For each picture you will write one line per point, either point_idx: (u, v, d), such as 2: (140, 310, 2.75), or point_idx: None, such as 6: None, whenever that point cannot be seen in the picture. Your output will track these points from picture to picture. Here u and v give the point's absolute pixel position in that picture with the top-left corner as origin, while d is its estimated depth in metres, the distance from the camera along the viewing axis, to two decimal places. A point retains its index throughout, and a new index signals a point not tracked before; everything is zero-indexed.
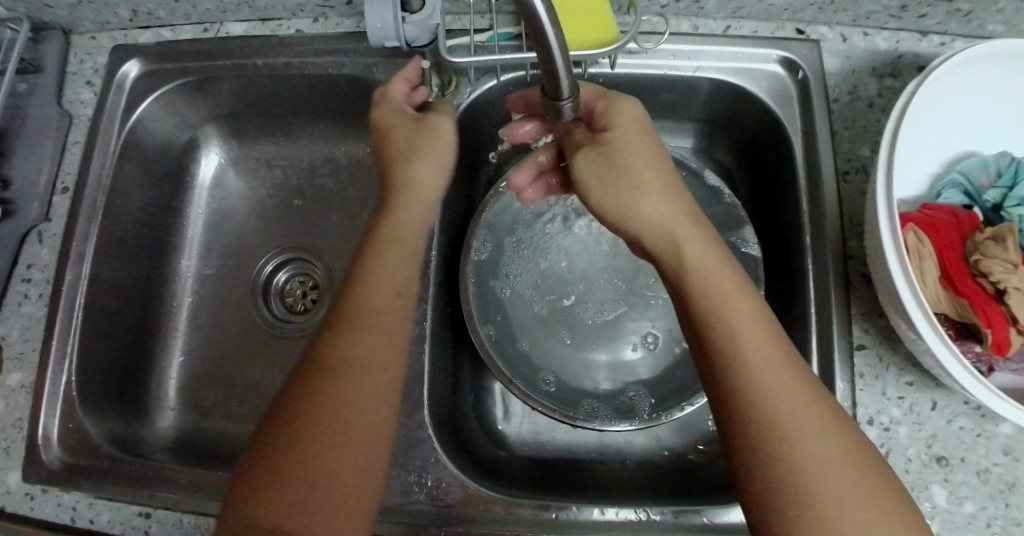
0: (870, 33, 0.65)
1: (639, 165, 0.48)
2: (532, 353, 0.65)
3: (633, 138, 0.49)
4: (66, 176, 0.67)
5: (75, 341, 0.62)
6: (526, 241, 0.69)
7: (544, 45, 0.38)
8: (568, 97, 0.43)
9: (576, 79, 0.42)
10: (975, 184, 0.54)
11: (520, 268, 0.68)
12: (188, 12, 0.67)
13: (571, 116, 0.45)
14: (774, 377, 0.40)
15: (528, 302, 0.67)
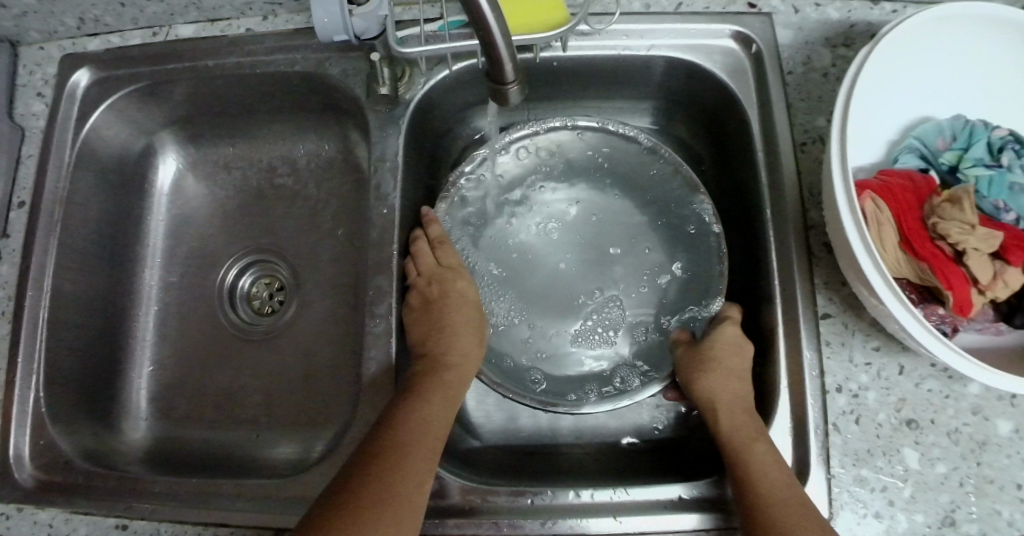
0: (822, 4, 0.65)
1: (722, 357, 0.59)
2: (520, 340, 0.67)
3: (727, 330, 0.61)
4: (22, 190, 0.66)
5: (41, 358, 0.61)
6: (495, 234, 0.70)
7: (484, 24, 0.39)
8: (512, 81, 0.44)
9: (520, 62, 0.43)
10: (931, 148, 0.54)
11: (503, 257, 0.70)
12: (135, 16, 0.66)
13: (518, 102, 0.46)
14: (742, 432, 0.54)
15: (500, 293, 0.69)
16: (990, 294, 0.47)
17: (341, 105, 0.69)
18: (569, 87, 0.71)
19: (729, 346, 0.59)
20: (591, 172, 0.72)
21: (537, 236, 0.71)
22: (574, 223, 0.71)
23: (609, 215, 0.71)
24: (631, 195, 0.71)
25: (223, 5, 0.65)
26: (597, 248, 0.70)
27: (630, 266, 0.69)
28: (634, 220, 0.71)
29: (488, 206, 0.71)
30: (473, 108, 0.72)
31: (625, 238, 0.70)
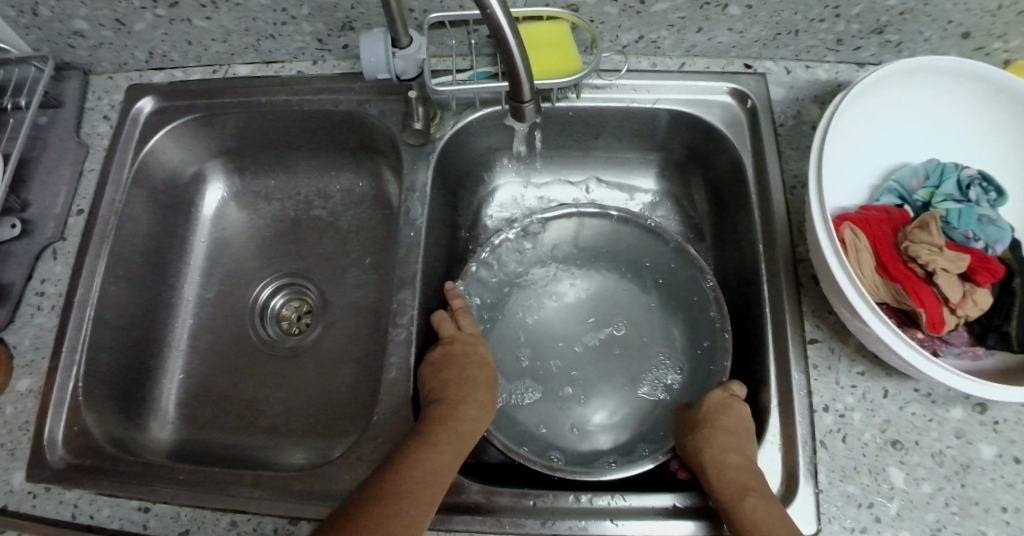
0: (811, 66, 0.73)
1: (722, 425, 0.57)
2: (530, 411, 0.68)
3: (725, 403, 0.59)
4: (81, 200, 0.72)
5: (83, 350, 0.66)
6: (510, 309, 0.74)
7: (507, 50, 0.47)
8: (528, 100, 0.51)
9: (536, 85, 0.51)
10: (907, 188, 0.60)
11: (512, 334, 0.73)
12: (199, 54, 0.75)
13: (532, 121, 0.54)
14: (748, 502, 0.51)
15: (513, 366, 0.71)
16: (960, 313, 0.52)
17: (375, 141, 0.76)
18: (581, 136, 0.78)
19: (721, 410, 0.58)
20: (603, 255, 0.76)
21: (551, 313, 0.74)
22: (586, 304, 0.75)
23: (621, 296, 0.74)
24: (639, 278, 0.74)
25: (278, 48, 0.74)
26: (609, 326, 0.73)
27: (639, 343, 0.71)
28: (644, 300, 0.74)
29: (505, 285, 0.75)
30: (497, 152, 0.79)
31: (635, 318, 0.73)
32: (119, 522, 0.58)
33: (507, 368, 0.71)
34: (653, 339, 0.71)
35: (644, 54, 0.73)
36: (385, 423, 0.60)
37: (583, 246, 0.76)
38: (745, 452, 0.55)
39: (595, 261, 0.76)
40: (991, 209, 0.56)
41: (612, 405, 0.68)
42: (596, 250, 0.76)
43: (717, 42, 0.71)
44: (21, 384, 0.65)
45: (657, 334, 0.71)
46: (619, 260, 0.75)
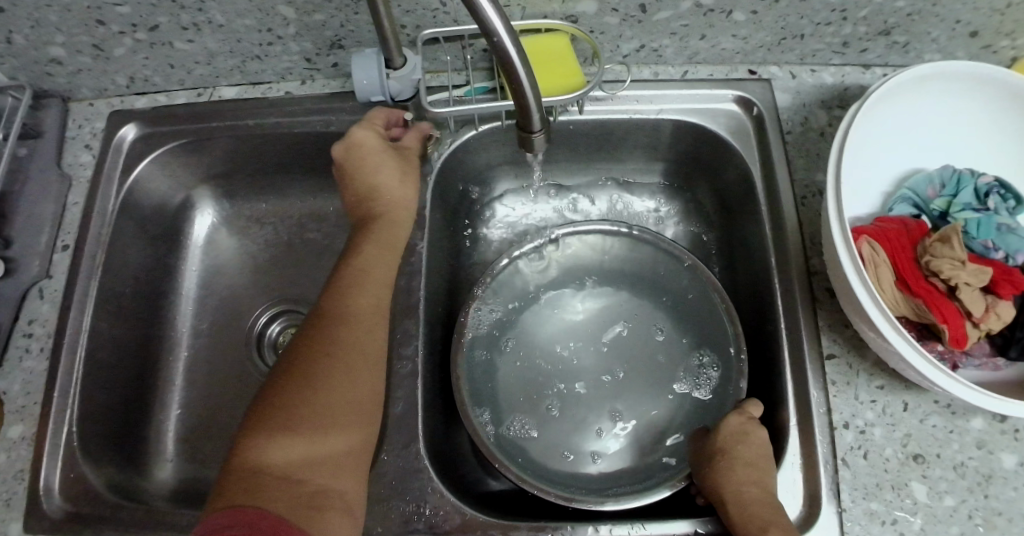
0: (816, 69, 0.71)
1: (739, 453, 0.56)
2: (542, 439, 0.66)
3: (742, 430, 0.57)
4: (66, 234, 0.69)
5: (76, 393, 0.63)
6: (515, 336, 0.72)
7: (517, 82, 0.45)
8: (539, 129, 0.50)
9: (546, 114, 0.49)
10: (923, 196, 0.58)
11: (520, 358, 0.71)
12: (183, 78, 0.72)
13: (543, 149, 0.52)
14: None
15: (522, 391, 0.69)
16: (984, 326, 0.50)
17: None
18: (583, 148, 0.76)
19: (736, 437, 0.57)
20: (604, 275, 0.75)
21: (557, 337, 0.72)
22: (591, 326, 0.73)
23: (626, 316, 0.73)
24: (644, 295, 0.73)
25: (266, 69, 0.71)
26: (617, 348, 0.71)
27: (650, 362, 0.70)
28: (650, 320, 0.72)
29: (509, 311, 0.73)
30: (497, 168, 0.77)
31: (643, 338, 0.71)
32: None
33: (514, 394, 0.69)
34: (664, 359, 0.70)
35: (646, 62, 0.71)
36: (394, 458, 0.58)
37: (583, 266, 0.75)
38: (765, 483, 0.54)
39: (597, 281, 0.75)
40: (1011, 217, 0.54)
41: (626, 430, 0.67)
42: (596, 269, 0.75)
43: (720, 49, 0.69)
44: (13, 431, 0.62)
45: (668, 353, 0.70)
46: (620, 279, 0.74)
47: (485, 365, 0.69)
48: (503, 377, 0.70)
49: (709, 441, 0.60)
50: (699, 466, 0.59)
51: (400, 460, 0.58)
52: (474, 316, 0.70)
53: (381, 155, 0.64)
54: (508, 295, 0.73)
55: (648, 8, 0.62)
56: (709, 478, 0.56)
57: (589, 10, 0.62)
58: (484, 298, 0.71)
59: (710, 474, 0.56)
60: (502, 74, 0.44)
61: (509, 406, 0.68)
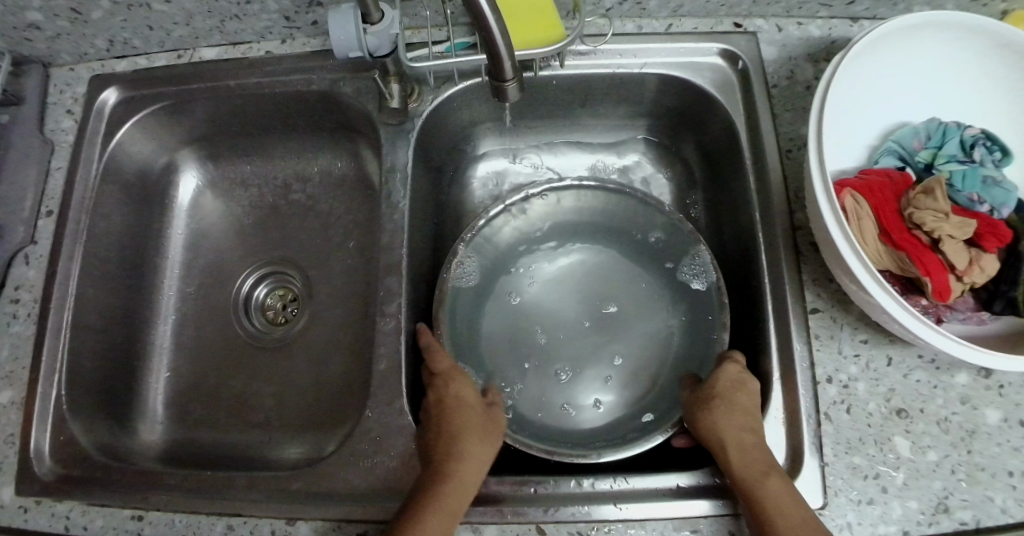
0: (803, 23, 0.69)
1: (732, 397, 0.57)
2: (528, 395, 0.67)
3: (734, 375, 0.59)
4: (50, 201, 0.69)
5: (64, 358, 0.64)
6: (496, 296, 0.72)
7: (484, 26, 0.44)
8: (511, 79, 0.49)
9: (518, 62, 0.49)
10: (908, 149, 0.57)
11: (501, 317, 0.71)
12: (162, 40, 0.71)
13: (515, 100, 0.52)
14: (764, 477, 0.52)
15: (507, 348, 0.70)
16: (967, 280, 0.50)
17: (353, 122, 0.73)
18: (565, 106, 0.75)
19: (733, 387, 0.58)
20: (588, 231, 0.74)
21: (540, 294, 0.72)
22: (574, 282, 0.73)
23: (609, 272, 0.73)
24: (625, 248, 0.73)
25: (244, 29, 0.70)
26: (600, 304, 0.71)
27: (632, 314, 0.70)
28: (634, 276, 0.72)
29: (492, 268, 0.72)
30: (479, 126, 0.77)
31: (626, 294, 0.72)
32: (113, 531, 0.57)
33: (496, 351, 0.69)
34: (647, 316, 0.70)
35: (630, 17, 0.70)
36: (380, 415, 0.59)
37: (566, 222, 0.74)
38: (750, 427, 0.55)
39: (580, 237, 0.74)
40: (996, 170, 0.54)
41: (610, 384, 0.67)
42: (579, 224, 0.74)
43: (705, 1, 0.67)
44: (3, 396, 0.63)
45: (651, 311, 0.70)
46: (604, 235, 0.74)
47: (467, 325, 0.69)
48: (485, 337, 0.70)
49: (701, 388, 0.60)
50: (692, 411, 0.59)
51: (386, 417, 0.59)
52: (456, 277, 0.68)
53: (475, 407, 0.59)
54: (490, 252, 0.72)
55: None
56: (704, 424, 0.57)
57: None
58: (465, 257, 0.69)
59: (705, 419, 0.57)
60: (471, 21, 0.44)
61: (494, 362, 0.69)
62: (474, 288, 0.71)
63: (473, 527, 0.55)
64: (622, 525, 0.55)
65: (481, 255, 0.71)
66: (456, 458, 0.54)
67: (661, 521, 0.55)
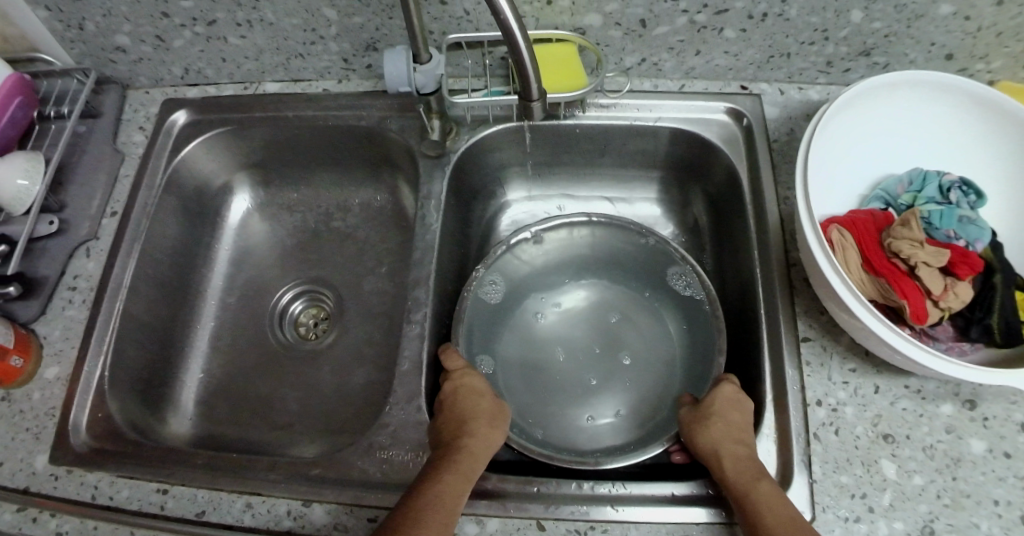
0: (803, 87, 0.77)
1: (725, 412, 0.60)
2: (537, 410, 0.71)
3: (728, 393, 0.62)
4: (115, 202, 0.77)
5: (111, 342, 0.69)
6: (511, 318, 0.77)
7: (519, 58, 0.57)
8: (536, 97, 0.62)
9: (542, 83, 0.61)
10: (893, 194, 0.64)
11: (514, 339, 0.76)
12: (232, 71, 0.81)
13: (538, 114, 0.65)
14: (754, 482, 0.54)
15: (518, 367, 0.74)
16: (943, 305, 0.55)
17: (392, 154, 0.81)
18: (587, 152, 0.81)
19: (731, 404, 0.61)
20: (598, 266, 0.80)
21: (553, 322, 0.77)
22: (584, 313, 0.78)
23: (619, 305, 0.78)
24: (634, 283, 0.79)
25: (306, 67, 0.79)
26: (609, 335, 0.76)
27: (640, 344, 0.75)
28: (645, 310, 0.77)
29: (510, 295, 0.78)
30: (508, 168, 0.83)
31: (636, 326, 0.76)
32: (137, 503, 0.60)
33: (508, 368, 0.73)
34: (657, 347, 0.74)
35: (647, 76, 0.78)
36: (396, 410, 0.63)
37: (579, 256, 0.80)
38: (742, 438, 0.58)
39: (590, 271, 0.80)
40: (971, 210, 0.60)
41: (617, 405, 0.70)
42: (591, 260, 0.80)
43: (714, 65, 0.76)
44: (50, 372, 0.68)
45: (659, 342, 0.74)
46: (614, 271, 0.79)
47: (481, 342, 0.74)
48: (498, 354, 0.74)
49: (699, 404, 0.63)
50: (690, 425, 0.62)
51: (401, 413, 0.63)
52: (474, 295, 0.74)
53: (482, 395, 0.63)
54: (508, 279, 0.78)
55: (648, 23, 0.70)
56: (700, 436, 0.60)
57: (595, 23, 0.70)
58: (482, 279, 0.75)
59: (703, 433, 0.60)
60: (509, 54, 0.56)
61: (506, 381, 0.73)
62: (490, 311, 0.76)
63: (477, 519, 0.58)
64: (618, 526, 0.57)
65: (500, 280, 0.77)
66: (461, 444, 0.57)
67: (656, 525, 0.56)
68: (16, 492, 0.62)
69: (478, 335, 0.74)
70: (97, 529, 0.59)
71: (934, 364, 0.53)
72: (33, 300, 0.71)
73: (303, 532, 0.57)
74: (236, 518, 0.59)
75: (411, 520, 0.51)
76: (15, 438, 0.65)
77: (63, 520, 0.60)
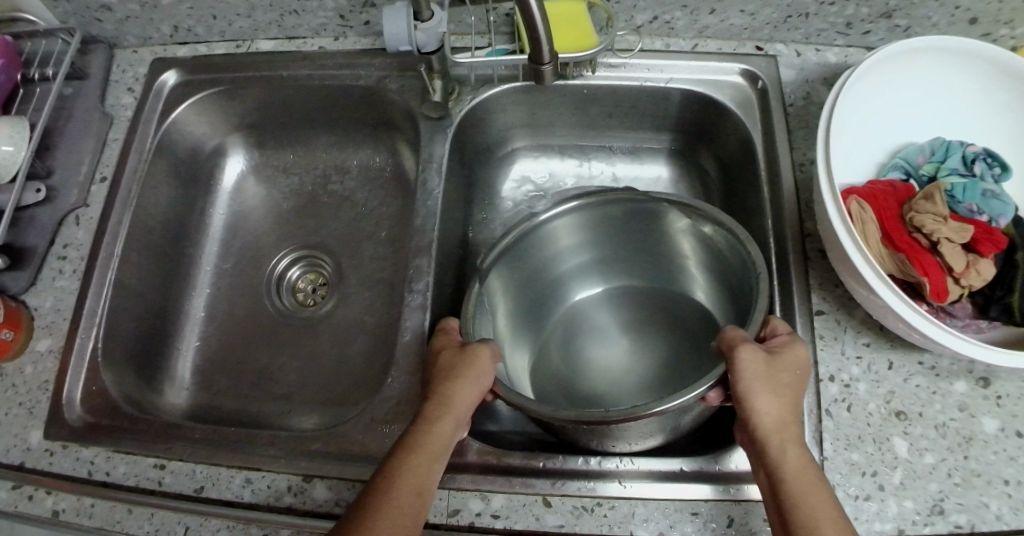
0: (821, 49, 0.73)
1: (781, 364, 0.53)
2: (554, 390, 0.71)
3: (792, 349, 0.55)
4: (104, 168, 0.74)
5: (105, 314, 0.67)
6: (530, 301, 0.76)
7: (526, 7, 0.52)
8: (547, 62, 0.57)
9: (554, 47, 0.57)
10: (913, 164, 0.62)
11: (532, 322, 0.76)
12: (223, 29, 0.77)
13: (549, 82, 0.60)
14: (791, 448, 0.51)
15: (535, 348, 0.74)
16: (964, 282, 0.54)
17: (393, 117, 0.78)
18: (594, 115, 0.79)
19: (798, 371, 0.54)
20: (613, 251, 0.78)
21: (570, 310, 0.77)
22: (606, 297, 0.77)
23: (641, 292, 0.77)
24: (661, 265, 0.76)
25: (301, 24, 0.75)
26: (631, 318, 0.75)
27: (664, 325, 0.73)
28: (676, 291, 0.75)
29: (524, 284, 0.75)
30: (512, 130, 0.81)
31: (665, 313, 0.74)
32: (135, 479, 0.60)
33: (525, 352, 0.74)
34: (694, 328, 0.72)
35: (658, 35, 0.74)
36: (398, 383, 0.62)
37: (594, 242, 0.77)
38: (788, 397, 0.53)
39: (604, 259, 0.78)
40: (995, 183, 0.58)
41: (639, 385, 0.69)
42: (609, 244, 0.77)
43: (729, 24, 0.72)
44: (42, 344, 0.66)
45: (697, 321, 0.72)
46: (637, 255, 0.77)
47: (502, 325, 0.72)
48: (516, 337, 0.74)
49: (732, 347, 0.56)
50: (757, 372, 0.53)
51: (404, 386, 0.62)
52: (496, 277, 0.71)
53: (460, 365, 0.56)
54: (528, 265, 0.75)
55: None
56: (767, 398, 0.52)
57: None
58: (504, 262, 0.72)
59: (771, 393, 0.52)
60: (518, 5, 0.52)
61: (535, 380, 0.72)
62: (506, 301, 0.73)
63: (482, 495, 0.57)
64: (625, 503, 0.56)
65: (512, 274, 0.73)
66: (438, 422, 0.53)
67: (664, 502, 0.56)
68: (12, 467, 0.61)
69: (492, 329, 0.70)
70: (94, 507, 0.58)
71: (953, 343, 0.51)
72: (22, 270, 0.69)
73: (305, 508, 0.57)
74: (236, 494, 0.58)
75: (382, 494, 0.49)
76: (10, 413, 0.64)
77: (60, 496, 0.59)
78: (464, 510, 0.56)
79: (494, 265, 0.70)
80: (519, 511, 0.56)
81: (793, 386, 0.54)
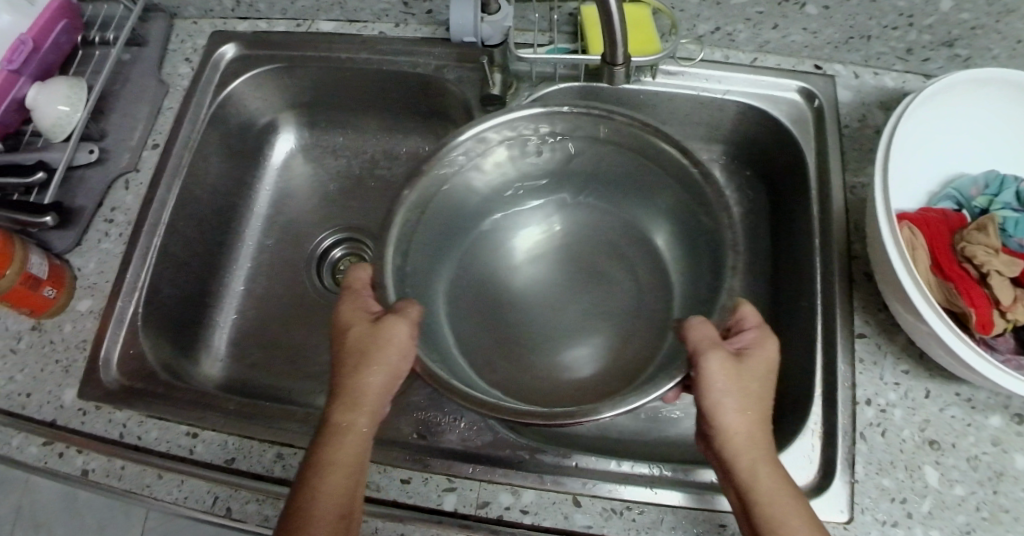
0: (879, 73, 0.73)
1: (746, 371, 0.51)
2: (483, 331, 0.69)
3: (760, 352, 0.52)
4: (156, 135, 0.75)
5: (146, 280, 0.68)
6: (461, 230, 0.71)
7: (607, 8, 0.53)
8: (619, 63, 0.59)
9: (627, 48, 0.58)
10: (966, 195, 0.62)
11: (461, 249, 0.72)
12: (285, 7, 0.77)
13: (620, 83, 0.61)
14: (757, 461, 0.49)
15: (460, 279, 0.71)
16: (1011, 316, 0.53)
17: (446, 106, 0.78)
18: None
19: (765, 375, 0.52)
20: (552, 181, 0.72)
21: (500, 240, 0.73)
22: (541, 232, 0.73)
23: (581, 231, 0.73)
24: (609, 204, 0.72)
25: (364, 8, 0.76)
26: (573, 261, 0.72)
27: (602, 271, 0.72)
28: (625, 237, 0.72)
29: (452, 214, 0.68)
30: None
31: (609, 259, 0.72)
32: (166, 445, 0.60)
33: (451, 281, 0.70)
34: (643, 281, 0.70)
35: (718, 46, 0.75)
36: None
37: (534, 170, 0.70)
38: (752, 404, 0.51)
39: (543, 186, 0.72)
40: None
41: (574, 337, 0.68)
42: (549, 169, 0.70)
43: (790, 41, 0.72)
44: (82, 304, 0.67)
45: (645, 272, 0.70)
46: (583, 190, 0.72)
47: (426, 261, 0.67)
48: (440, 269, 0.69)
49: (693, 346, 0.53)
50: (721, 382, 0.50)
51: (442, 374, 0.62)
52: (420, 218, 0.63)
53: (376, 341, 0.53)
54: (461, 196, 0.68)
55: None
56: (732, 409, 0.50)
57: None
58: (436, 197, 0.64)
59: (738, 405, 0.50)
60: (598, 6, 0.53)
61: (457, 317, 0.69)
62: (433, 237, 0.67)
63: (512, 490, 0.57)
64: (654, 509, 0.56)
65: (438, 207, 0.65)
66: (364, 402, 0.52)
67: (694, 511, 0.55)
68: (44, 423, 0.62)
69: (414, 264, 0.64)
70: (124, 469, 0.58)
71: (995, 376, 0.51)
72: (69, 230, 0.69)
73: None
74: (266, 468, 0.58)
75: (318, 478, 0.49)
76: (46, 369, 0.64)
77: (90, 456, 0.59)
78: (493, 503, 0.56)
79: (417, 199, 0.62)
80: (548, 508, 0.56)
81: (761, 392, 0.51)
